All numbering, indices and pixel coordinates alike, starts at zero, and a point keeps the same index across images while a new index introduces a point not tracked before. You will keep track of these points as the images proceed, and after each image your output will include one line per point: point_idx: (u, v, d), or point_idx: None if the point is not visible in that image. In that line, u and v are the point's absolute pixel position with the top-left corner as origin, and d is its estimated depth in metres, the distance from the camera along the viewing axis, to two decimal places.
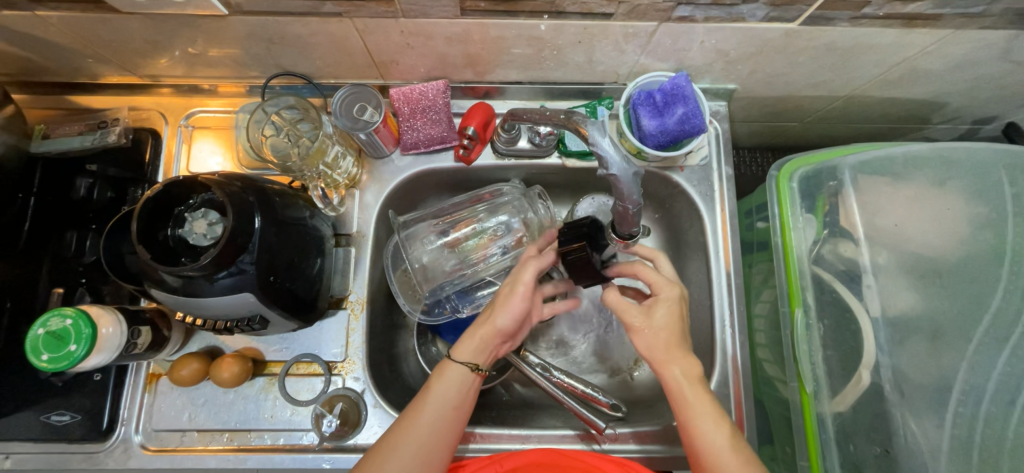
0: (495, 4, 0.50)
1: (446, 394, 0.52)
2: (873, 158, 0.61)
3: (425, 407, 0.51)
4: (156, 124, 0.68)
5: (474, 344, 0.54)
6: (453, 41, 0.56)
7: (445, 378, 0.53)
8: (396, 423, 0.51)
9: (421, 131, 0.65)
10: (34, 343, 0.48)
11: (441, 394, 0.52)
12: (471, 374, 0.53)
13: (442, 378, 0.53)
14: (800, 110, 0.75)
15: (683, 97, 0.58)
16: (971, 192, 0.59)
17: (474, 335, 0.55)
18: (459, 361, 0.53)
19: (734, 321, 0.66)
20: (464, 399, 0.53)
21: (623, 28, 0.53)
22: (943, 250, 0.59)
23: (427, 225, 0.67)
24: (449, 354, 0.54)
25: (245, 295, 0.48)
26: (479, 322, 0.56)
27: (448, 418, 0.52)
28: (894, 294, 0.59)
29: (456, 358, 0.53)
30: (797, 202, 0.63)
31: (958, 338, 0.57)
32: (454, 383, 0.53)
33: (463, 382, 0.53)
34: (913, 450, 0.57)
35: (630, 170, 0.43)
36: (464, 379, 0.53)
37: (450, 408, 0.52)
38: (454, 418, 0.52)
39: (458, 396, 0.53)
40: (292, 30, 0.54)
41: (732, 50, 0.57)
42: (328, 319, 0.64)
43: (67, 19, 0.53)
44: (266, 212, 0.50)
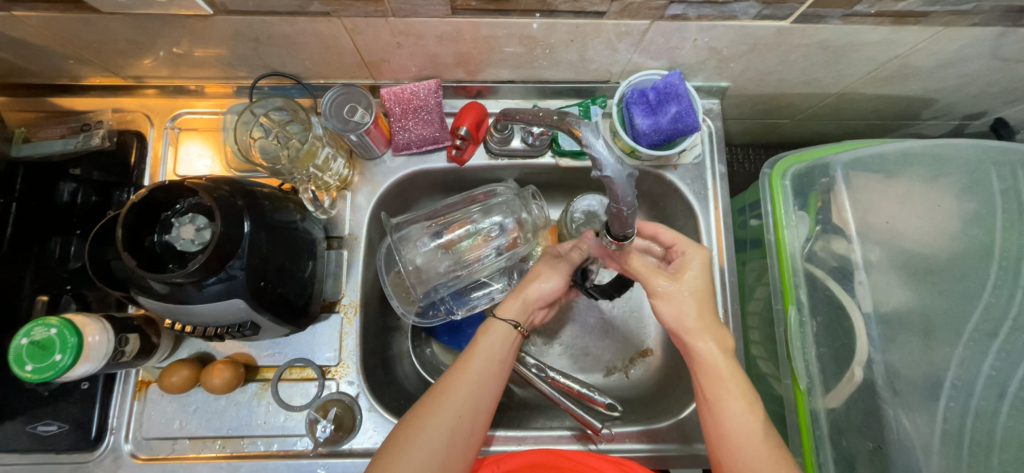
0: (486, 3, 0.49)
1: (490, 349, 0.54)
2: (863, 155, 0.62)
3: (473, 359, 0.53)
4: (141, 126, 0.66)
5: (518, 308, 0.58)
6: (444, 41, 0.55)
7: (489, 335, 0.55)
8: (444, 376, 0.53)
9: (413, 131, 0.64)
10: (18, 353, 0.46)
11: (486, 350, 0.54)
12: (515, 332, 0.56)
13: (485, 336, 0.55)
14: (792, 107, 0.75)
15: (676, 95, 0.58)
16: (962, 188, 0.60)
17: (517, 296, 0.58)
18: (505, 319, 0.56)
19: (728, 320, 0.66)
20: (506, 356, 0.55)
21: (616, 27, 0.53)
22: (934, 246, 0.59)
23: (420, 225, 0.66)
24: (494, 312, 0.57)
25: (235, 301, 0.48)
26: (520, 288, 0.60)
27: (493, 371, 0.53)
28: (886, 290, 0.60)
29: (501, 317, 0.56)
30: (789, 200, 0.63)
31: (949, 333, 0.58)
32: (500, 340, 0.55)
33: (508, 340, 0.56)
34: (903, 442, 0.58)
35: (625, 172, 0.41)
36: (506, 336, 0.56)
37: (495, 363, 0.54)
38: (497, 372, 0.54)
39: (502, 352, 0.55)
40: (279, 29, 0.53)
41: (725, 48, 0.57)
42: (321, 324, 0.63)
43: (45, 19, 0.51)
44: (256, 215, 0.50)
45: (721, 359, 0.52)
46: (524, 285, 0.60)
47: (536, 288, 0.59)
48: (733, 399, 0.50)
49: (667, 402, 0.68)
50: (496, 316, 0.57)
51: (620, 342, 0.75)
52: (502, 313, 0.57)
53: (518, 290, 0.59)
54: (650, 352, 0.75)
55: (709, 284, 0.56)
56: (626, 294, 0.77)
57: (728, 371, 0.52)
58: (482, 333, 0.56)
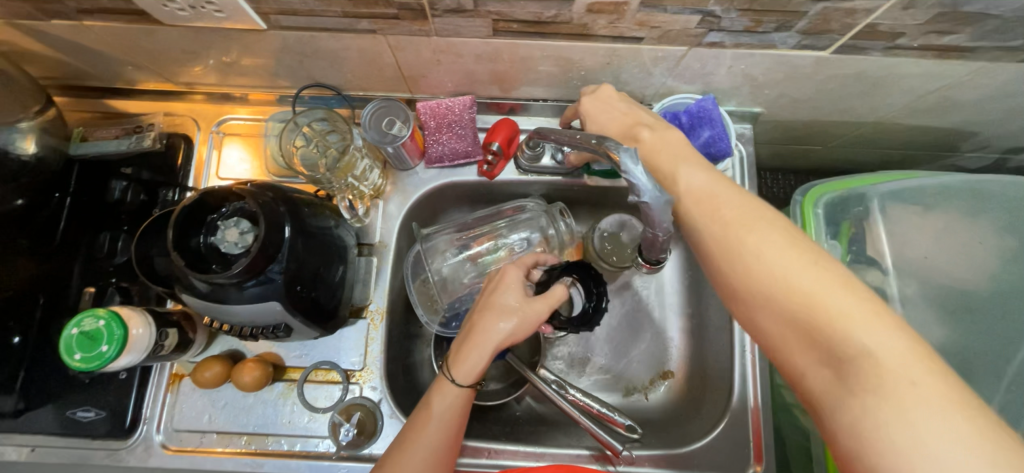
0: (527, 26, 0.50)
1: (443, 414, 0.52)
2: (900, 187, 0.61)
3: (425, 427, 0.51)
4: (188, 129, 0.69)
5: (480, 367, 0.53)
6: (482, 60, 0.57)
7: (443, 394, 0.53)
8: (396, 444, 0.51)
9: (447, 145, 0.66)
10: (67, 342, 0.48)
11: (439, 414, 0.52)
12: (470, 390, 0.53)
13: (439, 395, 0.53)
14: (826, 134, 0.74)
15: (709, 120, 0.59)
16: (1003, 226, 0.58)
17: (479, 353, 0.53)
18: (464, 381, 0.52)
19: (753, 346, 0.66)
20: (463, 412, 0.53)
21: (652, 52, 0.54)
22: (973, 284, 0.58)
23: (449, 236, 0.67)
24: (450, 373, 0.53)
25: (272, 304, 0.49)
26: (481, 337, 0.53)
27: (446, 437, 0.51)
28: (921, 327, 0.58)
29: (459, 381, 0.52)
30: (821, 229, 0.63)
31: (988, 375, 0.56)
32: (454, 399, 0.52)
33: (463, 399, 0.53)
34: None
35: (661, 198, 0.42)
36: (461, 393, 0.53)
37: (448, 428, 0.52)
38: (451, 437, 0.52)
39: (457, 410, 0.53)
40: (326, 44, 0.55)
41: (760, 75, 0.57)
42: (348, 328, 0.64)
43: (110, 28, 0.54)
44: (295, 221, 0.52)
45: (721, 206, 0.45)
46: (487, 332, 0.53)
47: (501, 341, 0.53)
48: (693, 171, 0.48)
49: (687, 427, 0.68)
50: (452, 376, 0.52)
51: (640, 363, 0.75)
52: (460, 374, 0.52)
53: (483, 341, 0.53)
54: (671, 375, 0.74)
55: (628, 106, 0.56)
56: (649, 314, 0.77)
57: (683, 156, 0.49)
58: (434, 394, 0.53)
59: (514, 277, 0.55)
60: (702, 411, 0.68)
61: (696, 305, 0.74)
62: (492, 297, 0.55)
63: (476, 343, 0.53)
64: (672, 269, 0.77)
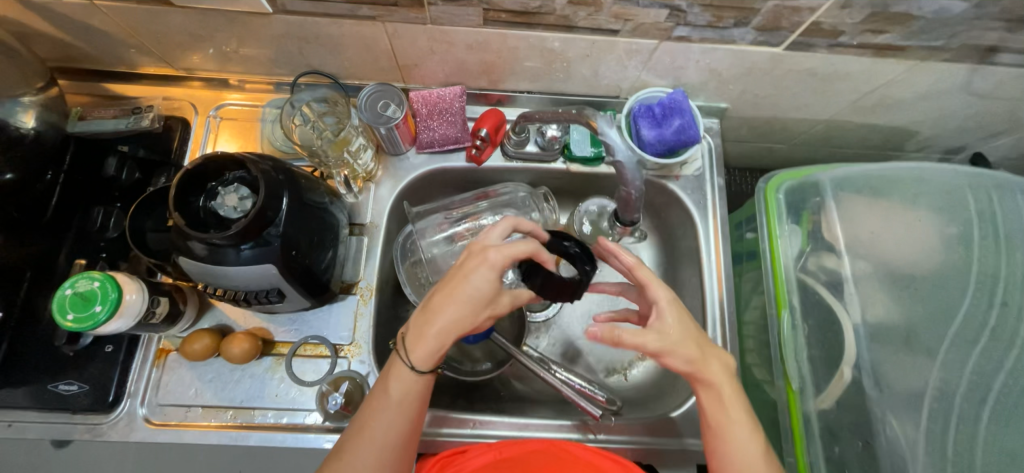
0: (514, 17, 0.55)
1: (399, 398, 0.52)
2: (850, 174, 0.67)
3: (383, 411, 0.51)
4: (186, 112, 0.72)
5: (441, 349, 0.51)
6: (473, 49, 0.62)
7: (400, 379, 0.52)
8: (355, 423, 0.52)
9: (437, 130, 0.70)
10: (61, 302, 0.49)
11: (396, 397, 0.52)
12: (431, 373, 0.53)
13: (396, 381, 0.52)
14: (786, 132, 0.81)
15: (679, 110, 0.65)
16: (941, 207, 0.65)
17: (440, 340, 0.51)
18: (423, 367, 0.52)
19: (725, 322, 0.70)
20: (422, 396, 0.53)
21: (628, 45, 0.59)
22: (918, 260, 0.64)
23: (438, 218, 0.70)
24: (410, 358, 0.51)
25: (267, 266, 0.51)
26: (445, 320, 0.50)
27: (407, 419, 0.52)
28: (872, 299, 0.64)
29: (421, 368, 0.51)
30: (782, 213, 0.68)
31: (931, 340, 0.61)
32: (412, 385, 0.52)
33: (423, 383, 0.53)
34: (891, 444, 0.60)
35: (631, 158, 0.58)
36: (420, 379, 0.52)
37: (403, 412, 0.52)
38: (412, 419, 0.52)
39: (416, 395, 0.53)
40: (328, 30, 0.59)
41: (724, 70, 0.64)
42: (337, 304, 0.66)
43: (120, 9, 0.57)
44: (293, 191, 0.54)
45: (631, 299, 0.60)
46: (449, 317, 0.50)
47: (465, 326, 0.51)
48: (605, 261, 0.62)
49: (664, 400, 0.71)
50: (411, 362, 0.51)
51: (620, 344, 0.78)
52: (420, 362, 0.51)
53: (444, 330, 0.50)
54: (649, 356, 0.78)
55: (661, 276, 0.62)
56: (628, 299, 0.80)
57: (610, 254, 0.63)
58: (389, 376, 0.52)
59: (484, 270, 0.49)
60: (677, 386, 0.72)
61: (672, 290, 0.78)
62: (461, 282, 0.50)
63: (438, 328, 0.50)
64: (651, 258, 0.81)
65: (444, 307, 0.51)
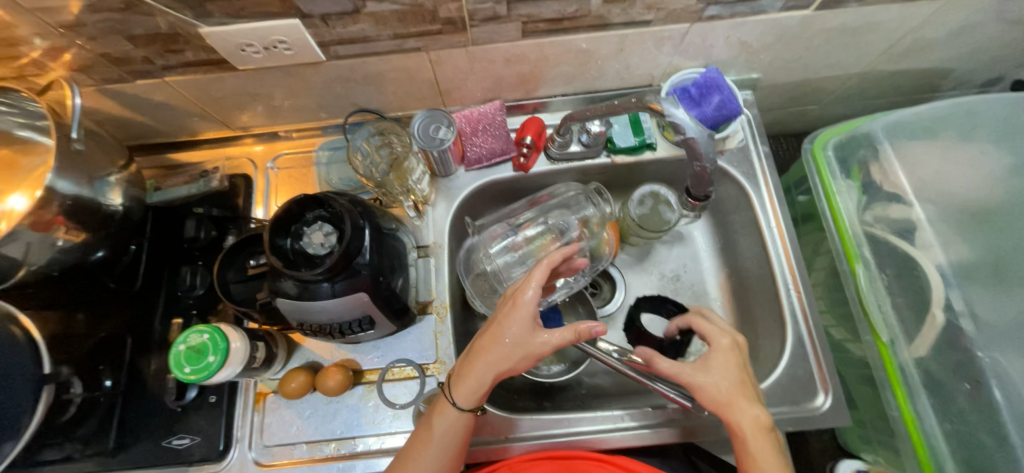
0: (551, 24, 0.58)
1: (445, 434, 0.55)
2: (899, 119, 0.66)
3: (427, 443, 0.55)
4: (246, 168, 0.76)
5: (483, 389, 0.55)
6: (511, 63, 0.65)
7: (444, 416, 0.56)
8: (406, 448, 0.56)
9: (483, 146, 0.73)
10: (176, 358, 0.52)
11: (440, 433, 0.55)
12: (470, 413, 0.56)
13: (440, 417, 0.56)
14: (818, 92, 0.82)
15: (717, 86, 0.66)
16: (997, 137, 0.65)
17: (480, 379, 0.55)
18: (456, 404, 0.55)
19: (798, 285, 0.68)
20: (464, 433, 0.56)
21: (659, 33, 0.61)
22: (984, 192, 0.63)
23: (495, 229, 0.74)
24: (452, 396, 0.55)
25: (359, 295, 0.54)
26: (489, 362, 0.55)
27: (450, 455, 0.55)
28: (950, 241, 0.62)
29: (459, 404, 0.55)
30: (834, 169, 0.69)
31: (1019, 269, 0.60)
32: (455, 423, 0.55)
33: (465, 420, 0.56)
34: (1003, 381, 0.57)
35: (703, 133, 0.58)
36: (463, 416, 0.56)
37: (445, 442, 0.55)
38: (455, 453, 0.56)
39: (458, 431, 0.56)
40: (375, 68, 0.63)
41: (754, 42, 0.65)
42: (416, 325, 0.68)
43: (188, 81, 0.62)
44: (370, 221, 0.57)
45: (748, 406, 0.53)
46: (490, 358, 0.55)
47: (508, 366, 0.55)
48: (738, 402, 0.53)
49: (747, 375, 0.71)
50: (453, 399, 0.55)
51: None
52: (455, 397, 0.55)
53: (486, 369, 0.55)
54: None
55: (743, 366, 0.55)
56: (689, 280, 0.81)
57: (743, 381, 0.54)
58: (435, 412, 0.56)
59: (523, 313, 0.56)
60: (761, 356, 0.71)
61: (733, 265, 0.79)
62: (502, 324, 0.56)
63: (478, 368, 0.55)
64: (704, 236, 0.83)
65: (485, 352, 0.55)
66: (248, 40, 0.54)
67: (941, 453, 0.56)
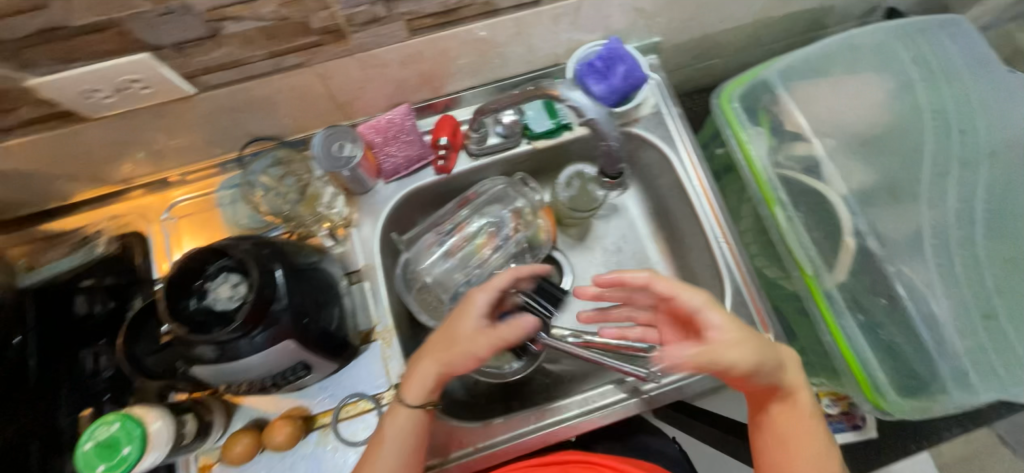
0: (438, 18, 0.54)
1: (397, 433, 0.55)
2: (789, 63, 0.70)
3: (382, 441, 0.55)
4: (138, 225, 0.68)
5: (427, 386, 0.55)
6: (407, 64, 0.61)
7: (397, 415, 0.56)
8: (366, 452, 0.56)
9: (398, 155, 0.69)
10: (85, 458, 0.46)
11: (394, 429, 0.55)
12: (422, 411, 0.56)
13: (393, 415, 0.56)
14: (718, 46, 0.84)
15: (619, 57, 0.67)
16: (879, 65, 0.68)
17: (425, 375, 0.55)
18: (404, 401, 0.55)
19: (727, 236, 0.71)
20: (419, 431, 0.56)
21: (552, 11, 0.60)
22: (875, 118, 0.67)
23: (429, 238, 0.72)
24: (399, 392, 0.56)
25: (286, 343, 0.50)
26: (435, 357, 0.55)
27: (404, 453, 0.55)
28: (849, 169, 0.66)
29: (405, 400, 0.55)
30: (743, 118, 0.71)
31: (912, 185, 0.64)
32: (405, 419, 0.55)
33: (418, 419, 0.56)
34: (912, 290, 0.61)
35: (602, 113, 0.66)
36: (415, 414, 0.55)
37: (402, 441, 0.55)
38: (410, 453, 0.55)
39: (413, 430, 0.56)
40: (258, 92, 0.57)
41: (647, 6, 0.65)
42: (362, 355, 0.65)
43: (36, 141, 0.54)
44: (283, 261, 0.52)
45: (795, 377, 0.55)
46: (440, 356, 0.55)
47: (455, 363, 0.54)
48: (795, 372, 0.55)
49: None
50: (404, 397, 0.55)
51: None
52: (403, 395, 0.55)
53: (432, 367, 0.55)
54: None
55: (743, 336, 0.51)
56: (631, 250, 0.82)
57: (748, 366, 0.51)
58: (391, 412, 0.56)
59: (473, 311, 0.56)
60: None
61: (669, 227, 0.80)
62: (455, 321, 0.56)
63: (423, 365, 0.55)
64: (638, 204, 0.84)
65: (435, 349, 0.55)
66: (92, 84, 0.47)
67: (870, 364, 0.60)
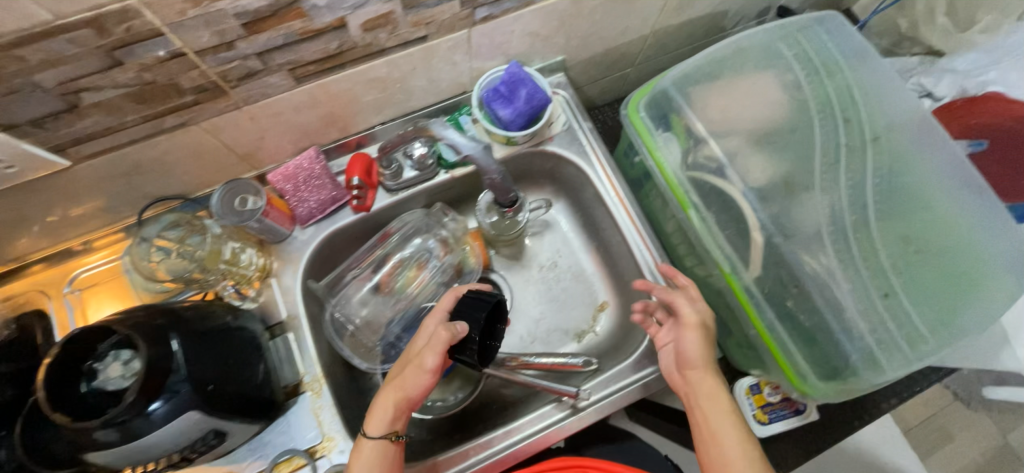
0: (322, 64, 0.54)
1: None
2: (683, 71, 0.73)
3: None
4: (37, 303, 0.64)
5: (388, 412, 0.56)
6: (303, 110, 0.60)
7: (363, 454, 0.55)
8: None
9: (311, 199, 0.67)
10: None
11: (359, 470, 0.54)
12: (387, 443, 0.55)
13: (358, 454, 0.55)
14: (626, 57, 0.86)
15: (521, 80, 0.67)
16: (765, 64, 0.72)
17: (386, 403, 0.56)
18: (368, 435, 0.55)
19: (648, 243, 0.73)
20: (387, 467, 0.55)
21: (443, 44, 0.60)
22: (767, 115, 0.70)
23: (355, 278, 0.71)
24: (364, 427, 0.56)
25: (189, 414, 0.47)
26: (393, 384, 0.57)
27: None
28: (751, 166, 0.68)
29: (369, 433, 0.55)
30: (652, 126, 0.73)
31: (806, 176, 0.67)
32: (371, 454, 0.55)
33: (385, 452, 0.55)
34: (816, 279, 0.63)
35: (477, 148, 0.67)
36: (382, 446, 0.55)
37: None
38: None
39: (380, 467, 0.55)
40: (143, 155, 0.55)
41: (541, 30, 0.67)
42: (292, 409, 0.62)
43: None
44: (182, 328, 0.50)
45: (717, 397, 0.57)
46: (400, 381, 0.57)
47: (411, 382, 0.56)
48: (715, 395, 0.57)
49: (631, 338, 0.74)
50: (367, 431, 0.56)
51: (573, 308, 0.80)
52: (367, 429, 0.56)
53: (392, 395, 0.56)
54: (606, 304, 0.81)
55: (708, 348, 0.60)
56: (566, 264, 0.83)
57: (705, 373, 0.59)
58: (355, 454, 0.55)
59: (423, 333, 0.59)
60: None
61: (597, 238, 0.82)
62: (411, 346, 0.60)
63: (385, 394, 0.57)
64: (567, 218, 0.85)
65: (395, 378, 0.58)
66: None
67: (792, 355, 0.63)
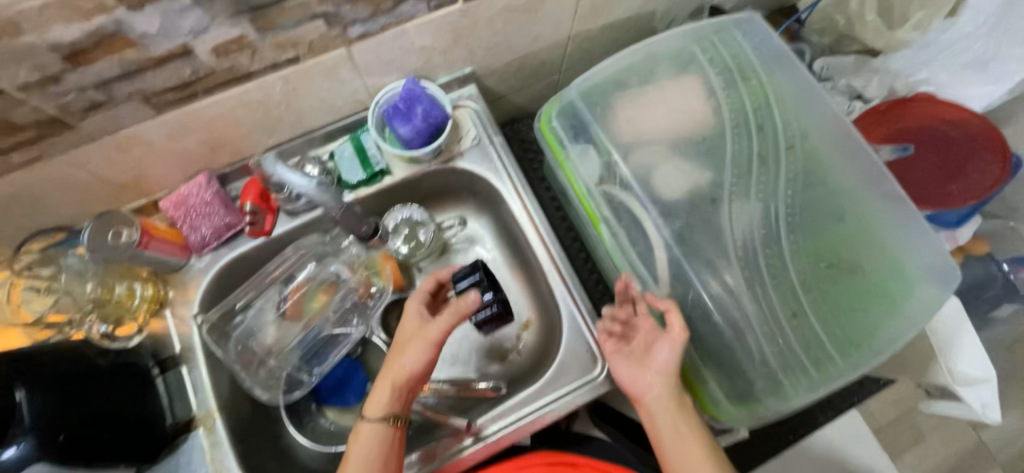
0: (180, 91, 0.51)
1: (365, 456, 0.55)
2: (593, 80, 0.69)
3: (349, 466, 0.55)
4: None
5: (386, 394, 0.58)
6: (178, 137, 0.57)
7: (363, 438, 0.57)
8: None
9: (204, 226, 0.65)
10: None
11: (360, 451, 0.56)
12: (386, 425, 0.57)
13: (358, 441, 0.57)
14: (548, 66, 0.82)
15: (416, 98, 0.65)
16: (677, 70, 0.69)
17: (385, 385, 0.58)
18: (370, 418, 0.57)
19: (557, 261, 0.70)
20: (390, 448, 0.57)
21: (321, 64, 0.57)
22: (677, 125, 0.67)
23: (256, 307, 0.69)
24: (364, 413, 0.58)
25: (34, 467, 0.46)
26: (388, 369, 0.59)
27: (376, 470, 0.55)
28: (663, 178, 0.66)
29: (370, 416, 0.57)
30: (563, 138, 0.69)
31: (715, 188, 0.65)
32: (373, 436, 0.57)
33: (387, 433, 0.57)
34: (720, 299, 0.61)
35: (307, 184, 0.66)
36: (385, 427, 0.57)
37: (376, 461, 0.55)
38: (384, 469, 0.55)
39: (381, 447, 0.56)
40: (2, 191, 0.53)
41: (435, 43, 0.64)
42: (183, 444, 0.61)
43: None
44: (31, 377, 0.49)
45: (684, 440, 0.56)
46: (392, 364, 0.59)
47: (408, 362, 0.58)
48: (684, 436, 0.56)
49: (545, 361, 0.71)
50: (368, 414, 0.58)
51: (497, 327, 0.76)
52: (369, 412, 0.58)
53: (387, 379, 0.58)
54: (531, 322, 0.76)
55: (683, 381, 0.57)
56: None
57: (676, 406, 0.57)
58: (356, 438, 0.57)
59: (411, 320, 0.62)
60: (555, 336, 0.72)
61: (518, 253, 0.78)
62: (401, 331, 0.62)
63: (382, 379, 0.59)
64: (491, 232, 0.81)
65: (390, 363, 0.60)
66: None
67: (706, 380, 0.60)
